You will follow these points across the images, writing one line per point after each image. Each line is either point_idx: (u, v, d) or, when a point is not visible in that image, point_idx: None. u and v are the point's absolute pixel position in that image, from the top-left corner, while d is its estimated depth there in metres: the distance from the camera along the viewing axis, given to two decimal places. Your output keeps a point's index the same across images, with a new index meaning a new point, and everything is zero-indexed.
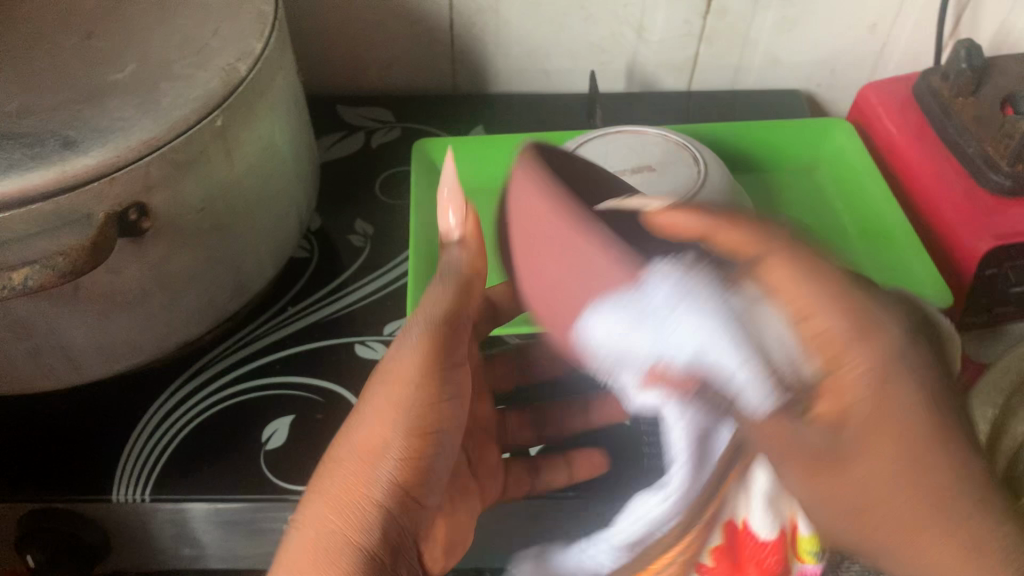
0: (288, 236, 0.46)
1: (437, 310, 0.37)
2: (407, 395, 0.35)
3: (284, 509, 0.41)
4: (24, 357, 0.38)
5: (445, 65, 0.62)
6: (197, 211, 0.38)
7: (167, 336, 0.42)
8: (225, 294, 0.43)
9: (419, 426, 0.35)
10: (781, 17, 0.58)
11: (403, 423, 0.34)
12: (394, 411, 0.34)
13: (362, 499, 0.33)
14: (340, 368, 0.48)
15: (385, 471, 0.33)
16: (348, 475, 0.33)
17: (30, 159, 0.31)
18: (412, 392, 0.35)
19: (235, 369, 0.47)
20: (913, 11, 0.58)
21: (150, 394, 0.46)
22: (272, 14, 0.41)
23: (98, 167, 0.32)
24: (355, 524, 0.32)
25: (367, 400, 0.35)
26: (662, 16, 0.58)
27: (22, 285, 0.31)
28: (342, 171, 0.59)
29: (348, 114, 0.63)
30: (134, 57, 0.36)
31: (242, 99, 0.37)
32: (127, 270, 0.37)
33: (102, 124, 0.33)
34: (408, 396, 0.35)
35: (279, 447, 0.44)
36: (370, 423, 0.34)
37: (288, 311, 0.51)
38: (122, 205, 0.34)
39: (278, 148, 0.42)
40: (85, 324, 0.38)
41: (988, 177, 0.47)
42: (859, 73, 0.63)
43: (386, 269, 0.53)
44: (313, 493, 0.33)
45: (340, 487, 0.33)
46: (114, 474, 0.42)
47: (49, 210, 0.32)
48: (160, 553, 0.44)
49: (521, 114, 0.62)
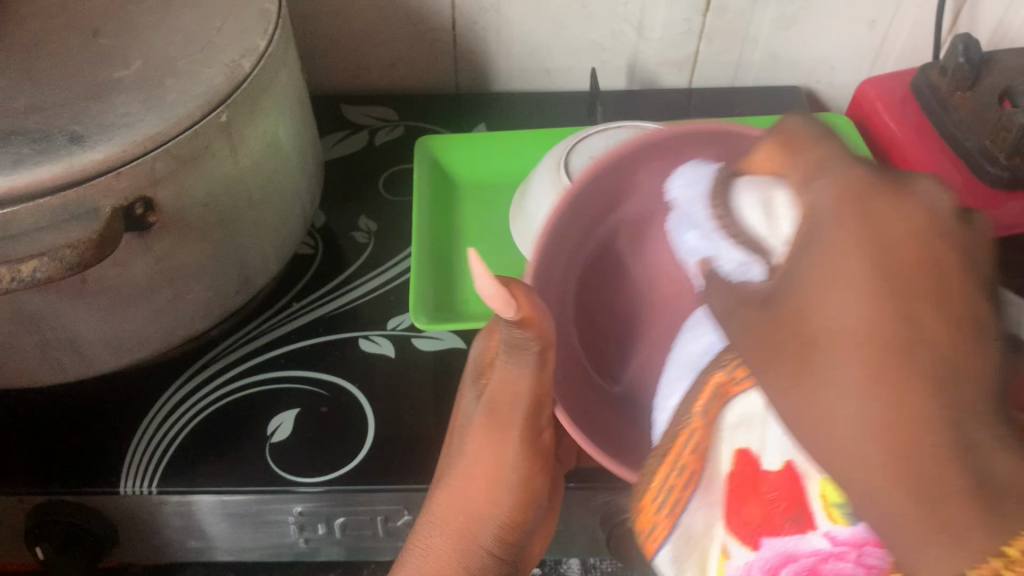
0: (292, 232, 0.47)
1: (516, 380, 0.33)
2: (509, 455, 0.33)
3: (290, 500, 0.42)
4: (33, 350, 0.39)
5: (448, 65, 0.63)
6: (202, 206, 0.39)
7: (173, 330, 0.42)
8: (231, 288, 0.44)
9: (518, 475, 0.33)
10: (781, 14, 0.58)
11: (507, 470, 0.33)
12: (497, 451, 0.33)
13: (468, 541, 0.32)
14: (344, 362, 0.48)
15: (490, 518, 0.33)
16: (456, 506, 0.33)
17: (37, 154, 0.32)
18: (514, 438, 0.34)
19: (239, 364, 0.48)
20: (912, 8, 0.58)
21: (157, 390, 0.46)
22: (275, 11, 0.41)
23: (105, 162, 0.33)
24: (465, 558, 0.32)
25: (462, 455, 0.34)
26: (662, 14, 0.58)
27: (31, 277, 0.32)
28: (346, 168, 0.60)
29: (351, 113, 0.64)
30: (140, 55, 0.37)
31: (247, 95, 0.38)
32: (135, 264, 0.38)
33: (109, 120, 0.34)
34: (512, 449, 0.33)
35: (284, 439, 0.44)
36: (477, 458, 0.33)
37: (292, 307, 0.51)
38: (129, 199, 0.35)
39: (281, 144, 0.43)
40: (93, 317, 0.38)
41: (985, 170, 0.47)
42: (858, 70, 0.63)
43: (389, 265, 0.54)
44: (427, 515, 0.34)
45: (447, 524, 0.32)
46: (121, 468, 0.42)
47: (57, 204, 0.33)
48: (167, 546, 0.45)
49: (523, 111, 0.63)
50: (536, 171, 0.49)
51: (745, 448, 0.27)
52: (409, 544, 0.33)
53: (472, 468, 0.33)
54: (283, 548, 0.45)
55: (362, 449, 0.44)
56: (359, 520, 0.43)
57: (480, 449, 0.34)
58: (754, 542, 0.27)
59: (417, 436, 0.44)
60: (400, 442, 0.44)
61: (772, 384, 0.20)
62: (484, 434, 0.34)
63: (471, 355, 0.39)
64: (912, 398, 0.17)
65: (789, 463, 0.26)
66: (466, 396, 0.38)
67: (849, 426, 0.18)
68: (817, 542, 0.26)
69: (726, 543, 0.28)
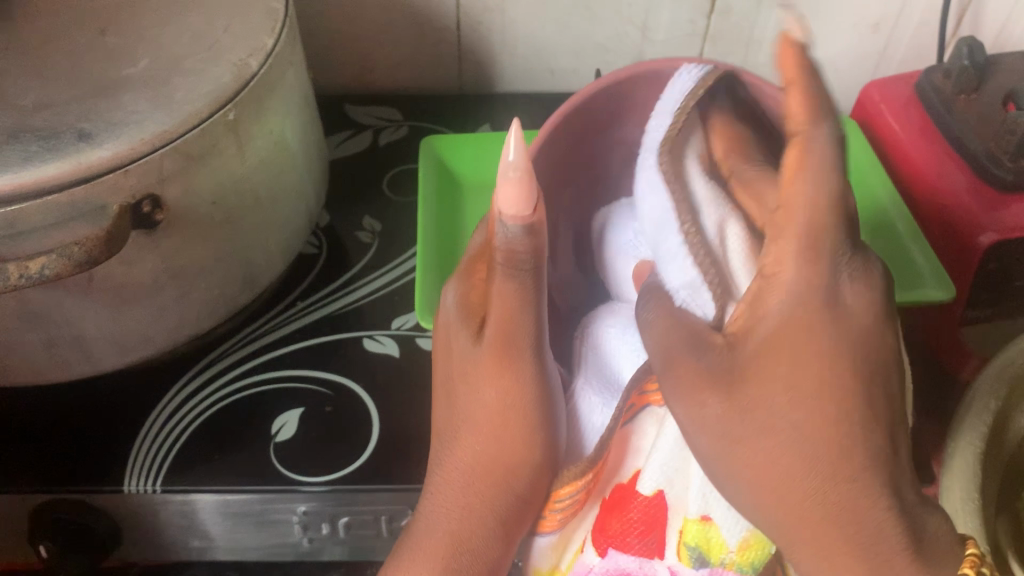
0: (298, 230, 0.47)
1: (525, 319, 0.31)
2: (527, 389, 0.31)
3: (295, 500, 0.42)
4: (38, 347, 0.38)
5: (451, 65, 0.63)
6: (209, 204, 0.39)
7: (178, 329, 0.42)
8: (236, 287, 0.44)
9: (539, 414, 0.32)
10: (785, 16, 0.58)
11: (529, 412, 0.31)
12: (512, 394, 0.31)
13: (502, 487, 0.32)
14: (348, 361, 0.48)
15: (524, 468, 0.32)
16: (484, 456, 0.32)
17: (46, 151, 0.32)
18: (520, 370, 0.31)
19: (243, 363, 0.48)
20: (916, 11, 0.58)
21: (160, 389, 0.46)
22: (282, 10, 0.41)
23: (113, 159, 0.33)
24: (491, 516, 0.32)
25: (473, 391, 0.32)
26: (666, 15, 0.58)
27: (39, 274, 0.32)
28: (351, 167, 0.60)
29: (355, 113, 0.64)
30: (147, 53, 0.37)
31: (254, 94, 0.38)
32: (141, 262, 0.38)
33: (117, 118, 0.34)
34: (519, 395, 0.31)
35: (289, 439, 0.44)
36: (486, 409, 0.32)
37: (296, 306, 0.51)
38: (137, 197, 0.35)
39: (288, 143, 0.43)
40: (99, 315, 0.38)
41: (989, 172, 0.47)
42: (862, 73, 0.63)
43: (393, 265, 0.54)
44: (442, 471, 0.33)
45: (476, 474, 0.32)
46: (125, 466, 0.42)
47: (64, 202, 0.32)
48: (170, 545, 0.45)
49: (527, 112, 0.63)
50: None
51: (635, 471, 0.34)
52: (426, 493, 0.34)
53: (485, 418, 0.32)
54: (286, 548, 0.45)
55: (367, 450, 0.44)
56: (362, 520, 0.43)
57: (487, 400, 0.32)
58: (603, 549, 0.34)
59: (422, 437, 0.44)
60: (404, 443, 0.44)
61: (716, 411, 0.27)
62: (487, 380, 0.31)
63: (447, 297, 0.34)
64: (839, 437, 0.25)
65: (660, 494, 0.33)
66: (453, 334, 0.33)
67: (779, 386, 0.25)
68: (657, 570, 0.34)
69: (585, 542, 0.35)
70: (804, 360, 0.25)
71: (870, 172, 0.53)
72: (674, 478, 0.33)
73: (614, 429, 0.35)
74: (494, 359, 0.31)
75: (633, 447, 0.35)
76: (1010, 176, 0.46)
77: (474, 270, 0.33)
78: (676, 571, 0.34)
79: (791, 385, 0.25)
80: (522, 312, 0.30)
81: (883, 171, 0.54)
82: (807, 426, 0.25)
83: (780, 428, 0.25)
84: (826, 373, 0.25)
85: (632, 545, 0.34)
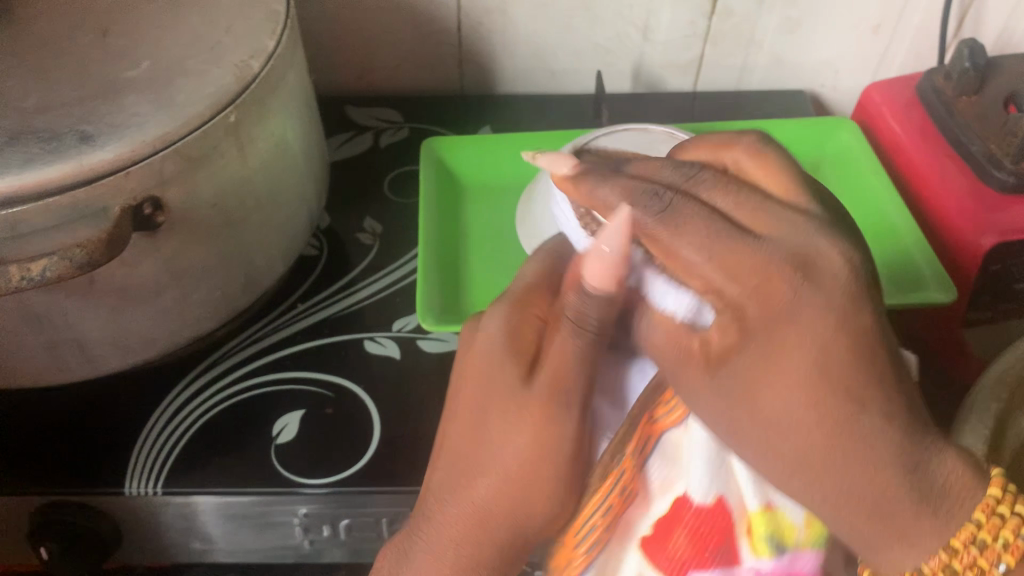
0: (299, 232, 0.47)
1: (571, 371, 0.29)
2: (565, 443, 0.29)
3: (296, 502, 0.42)
4: (39, 349, 0.38)
5: (452, 67, 0.63)
6: (210, 206, 0.39)
7: (179, 331, 0.42)
8: (237, 289, 0.44)
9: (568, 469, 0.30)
10: (786, 18, 0.58)
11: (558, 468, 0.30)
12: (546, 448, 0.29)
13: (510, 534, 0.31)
14: (349, 363, 0.48)
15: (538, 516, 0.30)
16: (501, 504, 0.30)
17: (48, 154, 0.32)
18: (560, 424, 0.29)
19: (244, 365, 0.48)
20: (917, 13, 0.58)
21: (161, 391, 0.46)
22: (284, 12, 0.42)
23: (115, 161, 0.33)
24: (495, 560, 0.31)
25: (503, 436, 0.30)
26: (667, 17, 0.58)
27: (41, 276, 0.32)
28: (352, 169, 0.60)
29: (356, 115, 0.64)
30: (149, 55, 0.37)
31: (255, 96, 0.38)
32: (142, 265, 0.38)
33: (118, 120, 0.34)
34: (552, 452, 0.29)
35: (290, 441, 0.44)
36: (518, 462, 0.30)
37: (297, 308, 0.51)
38: (138, 199, 0.35)
39: (289, 145, 0.43)
40: (100, 317, 0.38)
41: (990, 174, 0.47)
42: (863, 74, 0.63)
43: (394, 267, 0.54)
44: (443, 507, 0.31)
45: (485, 520, 0.30)
46: (126, 468, 0.42)
47: (66, 204, 0.32)
48: (171, 547, 0.45)
49: (528, 114, 0.63)
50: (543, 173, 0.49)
51: (676, 493, 0.30)
52: (424, 519, 0.32)
53: (512, 468, 0.30)
54: (288, 550, 0.45)
55: (368, 452, 0.44)
56: (364, 522, 0.43)
57: (519, 449, 0.30)
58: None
59: (422, 439, 0.44)
60: (405, 444, 0.44)
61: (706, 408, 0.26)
62: (529, 432, 0.29)
63: (491, 326, 0.32)
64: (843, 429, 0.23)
65: (721, 500, 0.30)
66: (484, 367, 0.31)
67: (781, 394, 0.24)
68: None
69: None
70: (802, 341, 0.24)
71: (870, 173, 0.53)
72: (723, 479, 0.30)
73: (622, 458, 0.30)
74: (546, 414, 0.29)
75: (654, 471, 0.31)
76: (1012, 178, 0.46)
77: (526, 310, 0.32)
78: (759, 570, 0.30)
79: (784, 387, 0.24)
80: (581, 378, 0.29)
81: (884, 172, 0.54)
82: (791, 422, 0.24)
83: (790, 422, 0.24)
84: (816, 373, 0.23)
85: (710, 558, 0.30)
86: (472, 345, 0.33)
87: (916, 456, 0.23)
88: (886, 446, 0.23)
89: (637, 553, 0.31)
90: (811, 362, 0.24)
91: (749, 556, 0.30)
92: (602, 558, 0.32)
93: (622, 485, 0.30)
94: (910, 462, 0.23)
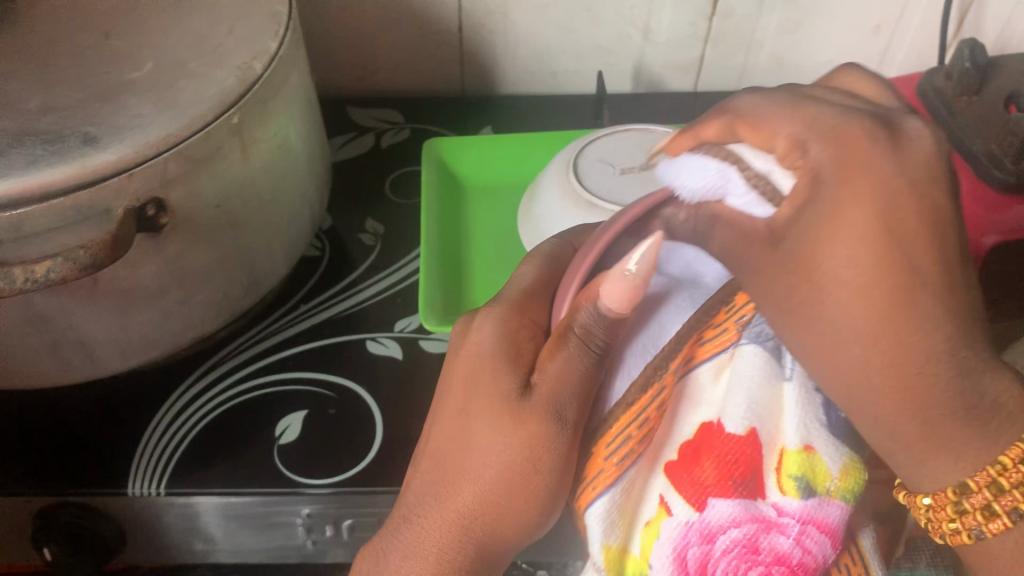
0: (301, 232, 0.47)
1: (563, 381, 0.28)
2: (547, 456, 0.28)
3: (298, 502, 0.42)
4: (42, 350, 0.39)
5: (453, 67, 0.63)
6: (213, 207, 0.39)
7: (182, 331, 0.42)
8: (239, 290, 0.44)
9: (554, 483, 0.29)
10: (786, 18, 0.58)
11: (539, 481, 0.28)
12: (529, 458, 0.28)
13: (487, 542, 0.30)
14: (351, 363, 0.48)
15: (514, 526, 0.29)
16: (480, 507, 0.29)
17: (51, 155, 0.32)
18: (548, 436, 0.28)
19: (247, 365, 0.48)
20: (917, 13, 0.58)
21: (164, 392, 0.46)
22: (286, 13, 0.42)
23: (118, 163, 0.33)
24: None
25: (489, 444, 0.29)
26: (668, 18, 0.58)
27: (44, 277, 0.32)
28: (353, 170, 0.60)
29: (357, 116, 0.64)
30: (152, 56, 0.37)
31: (257, 97, 0.38)
32: (144, 266, 0.38)
33: (121, 121, 0.34)
34: (536, 463, 0.28)
35: (292, 441, 0.44)
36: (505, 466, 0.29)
37: (299, 308, 0.51)
38: (141, 200, 0.35)
39: (291, 145, 0.43)
40: (103, 318, 0.38)
41: (991, 174, 0.47)
42: (863, 74, 0.63)
43: (396, 267, 0.54)
44: (425, 506, 0.31)
45: (462, 524, 0.30)
46: (129, 469, 0.42)
47: (69, 205, 0.33)
48: (174, 548, 0.45)
49: (528, 115, 0.63)
50: (544, 174, 0.49)
51: (709, 418, 0.27)
52: (403, 528, 0.31)
53: (499, 472, 0.29)
54: (290, 550, 0.45)
55: (370, 452, 0.44)
56: (366, 522, 0.43)
57: (507, 453, 0.29)
58: (700, 504, 0.27)
59: None
60: (407, 445, 0.44)
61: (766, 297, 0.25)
62: (519, 439, 0.29)
63: (487, 335, 0.31)
64: (893, 302, 0.22)
65: (752, 428, 0.26)
66: (479, 368, 0.31)
67: (840, 263, 0.23)
68: (762, 511, 0.27)
69: (664, 498, 0.28)
70: (870, 200, 0.23)
71: None
72: (755, 402, 0.26)
73: (667, 373, 0.27)
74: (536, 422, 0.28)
75: (694, 393, 0.28)
76: (1012, 178, 0.46)
77: (521, 318, 0.32)
78: (783, 511, 0.27)
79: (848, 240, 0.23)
80: (579, 396, 0.28)
81: None
82: (848, 303, 0.22)
83: (844, 292, 0.22)
84: (886, 225, 0.23)
85: (733, 488, 0.27)
86: (461, 349, 0.33)
87: (971, 361, 0.22)
88: (938, 330, 0.22)
89: (661, 476, 0.28)
90: (877, 223, 0.23)
91: (774, 491, 0.27)
92: (627, 483, 0.28)
93: (659, 400, 0.27)
94: (963, 368, 0.22)
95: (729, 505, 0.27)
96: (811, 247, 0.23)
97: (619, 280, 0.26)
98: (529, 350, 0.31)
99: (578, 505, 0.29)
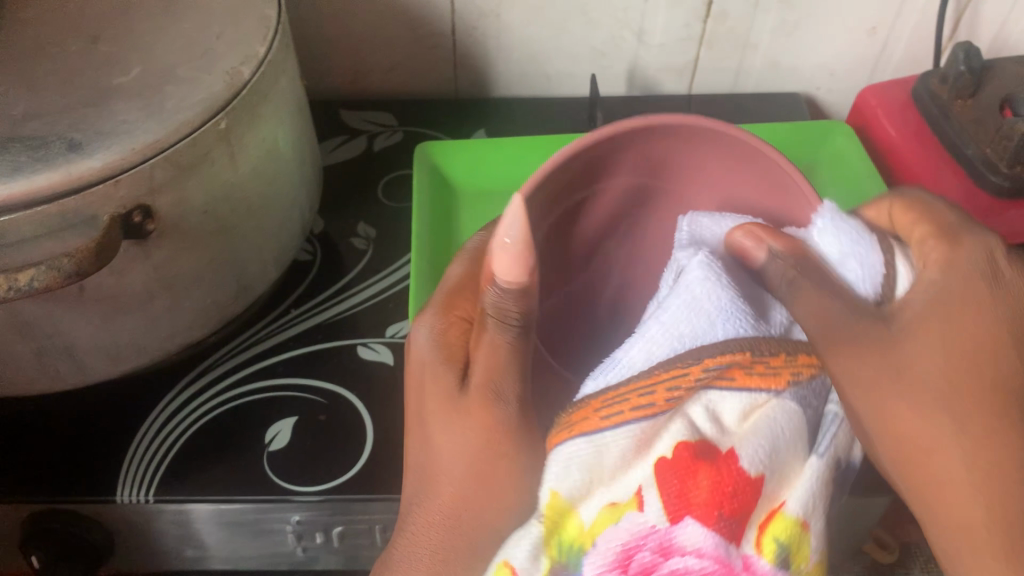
0: (292, 237, 0.47)
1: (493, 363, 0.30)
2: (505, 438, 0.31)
3: (289, 509, 0.42)
4: (29, 357, 0.38)
5: (447, 70, 0.63)
6: (201, 213, 0.38)
7: (171, 338, 0.42)
8: (229, 297, 0.43)
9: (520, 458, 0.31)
10: (780, 20, 0.58)
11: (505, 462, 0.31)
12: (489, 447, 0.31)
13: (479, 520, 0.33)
14: (343, 369, 0.48)
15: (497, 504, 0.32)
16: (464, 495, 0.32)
17: (36, 162, 0.32)
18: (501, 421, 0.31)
19: (237, 371, 0.48)
20: (913, 15, 0.58)
21: (153, 397, 0.46)
22: (276, 18, 0.41)
23: (104, 169, 0.32)
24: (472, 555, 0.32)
25: (454, 436, 0.32)
26: (663, 20, 0.58)
27: (29, 286, 0.31)
28: (345, 173, 0.60)
29: (350, 118, 0.63)
30: (138, 61, 0.37)
31: (246, 102, 0.38)
32: (131, 273, 0.37)
33: (108, 127, 0.33)
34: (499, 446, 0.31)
35: (283, 447, 0.44)
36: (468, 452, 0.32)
37: (291, 313, 0.51)
38: (127, 207, 0.34)
39: (281, 150, 0.43)
40: (91, 325, 0.38)
41: (986, 179, 0.47)
42: (859, 77, 0.63)
43: (388, 272, 0.54)
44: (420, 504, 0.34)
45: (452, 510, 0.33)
46: (118, 476, 0.42)
47: (55, 212, 0.32)
48: (164, 554, 0.44)
49: (521, 118, 0.63)
50: None
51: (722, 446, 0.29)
52: (401, 529, 0.35)
53: (469, 462, 0.32)
54: (280, 557, 0.45)
55: (361, 459, 0.43)
56: (357, 529, 0.43)
57: (466, 443, 0.32)
58: (674, 516, 0.28)
59: None
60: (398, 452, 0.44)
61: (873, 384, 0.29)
62: (472, 426, 0.31)
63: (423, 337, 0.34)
64: (971, 394, 0.27)
65: (760, 473, 0.28)
66: (426, 367, 0.33)
67: (926, 356, 0.28)
68: (729, 558, 0.29)
69: (642, 490, 0.29)
70: (965, 324, 0.28)
71: (867, 176, 0.53)
72: (774, 454, 0.29)
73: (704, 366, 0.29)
74: (480, 406, 0.31)
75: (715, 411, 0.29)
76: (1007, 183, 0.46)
77: (448, 312, 0.34)
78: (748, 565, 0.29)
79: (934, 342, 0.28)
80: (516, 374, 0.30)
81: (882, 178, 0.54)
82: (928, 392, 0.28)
83: (929, 378, 0.28)
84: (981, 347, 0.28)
85: (716, 522, 0.28)
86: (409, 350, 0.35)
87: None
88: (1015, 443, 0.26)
89: (647, 468, 0.29)
90: (973, 336, 0.28)
91: (750, 545, 0.29)
92: (609, 441, 0.29)
93: (673, 384, 0.29)
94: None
95: (702, 531, 0.28)
96: (894, 328, 0.29)
97: (502, 254, 0.26)
98: (461, 341, 0.33)
99: (548, 445, 0.31)
